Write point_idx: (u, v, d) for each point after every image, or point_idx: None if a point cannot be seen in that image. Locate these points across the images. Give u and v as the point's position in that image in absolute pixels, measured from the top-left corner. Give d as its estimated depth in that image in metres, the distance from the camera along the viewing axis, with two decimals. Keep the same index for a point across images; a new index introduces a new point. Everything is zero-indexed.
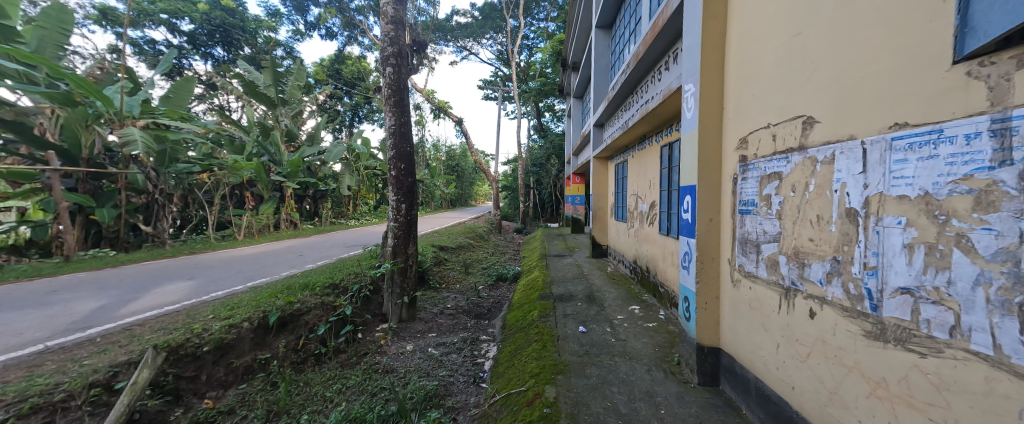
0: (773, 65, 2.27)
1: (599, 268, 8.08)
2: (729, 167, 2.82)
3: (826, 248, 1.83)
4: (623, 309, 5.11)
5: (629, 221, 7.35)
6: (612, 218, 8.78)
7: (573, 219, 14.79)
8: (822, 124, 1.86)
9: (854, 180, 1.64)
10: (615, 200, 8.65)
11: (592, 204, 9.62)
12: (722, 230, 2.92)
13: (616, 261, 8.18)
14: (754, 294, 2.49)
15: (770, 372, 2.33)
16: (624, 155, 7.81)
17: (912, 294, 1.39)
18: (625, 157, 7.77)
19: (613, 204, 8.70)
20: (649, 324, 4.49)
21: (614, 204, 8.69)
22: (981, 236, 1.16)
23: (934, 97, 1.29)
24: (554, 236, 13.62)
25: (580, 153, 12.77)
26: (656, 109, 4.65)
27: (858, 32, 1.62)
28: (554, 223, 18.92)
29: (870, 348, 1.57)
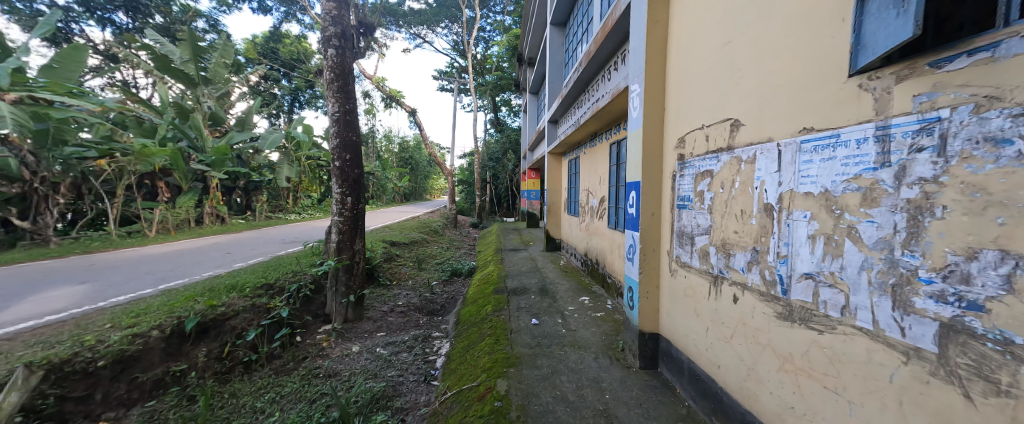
0: (706, 72, 2.45)
1: (552, 261, 8.29)
2: (669, 164, 3.00)
3: (747, 239, 2.02)
4: (574, 300, 5.29)
5: (580, 216, 7.60)
6: (565, 213, 9.03)
7: (528, 213, 14.98)
8: (746, 127, 2.04)
9: (771, 178, 1.82)
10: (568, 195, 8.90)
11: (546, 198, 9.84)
12: (663, 223, 3.11)
13: (568, 254, 8.44)
14: (689, 282, 2.69)
15: (701, 353, 2.53)
16: (577, 151, 8.04)
17: (814, 279, 1.57)
18: (577, 153, 8.00)
19: (566, 199, 8.95)
20: (597, 313, 4.70)
21: (567, 199, 8.94)
22: (865, 227, 1.33)
23: (834, 106, 1.45)
24: (510, 230, 13.69)
25: (535, 149, 12.94)
26: (606, 108, 4.82)
27: (775, 45, 1.79)
28: (510, 218, 19.08)
29: (780, 327, 1.76)
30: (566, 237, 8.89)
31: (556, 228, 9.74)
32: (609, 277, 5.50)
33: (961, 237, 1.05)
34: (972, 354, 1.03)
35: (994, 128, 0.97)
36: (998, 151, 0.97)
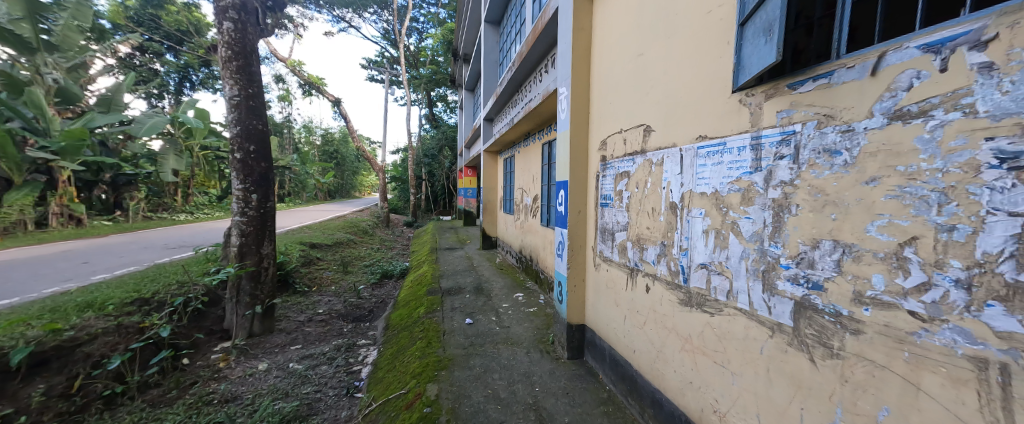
0: (623, 80, 2.65)
1: (488, 259, 8.29)
2: (593, 165, 3.18)
3: (657, 234, 2.22)
4: (508, 297, 5.35)
5: (515, 214, 7.73)
6: (501, 211, 9.11)
7: (465, 212, 14.79)
8: (656, 133, 2.24)
9: (675, 179, 2.03)
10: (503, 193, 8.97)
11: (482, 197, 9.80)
12: (588, 220, 3.29)
13: (504, 251, 8.53)
14: (610, 275, 2.88)
15: (619, 340, 2.74)
16: (512, 150, 8.13)
17: (706, 267, 1.79)
18: (512, 152, 8.12)
19: (502, 197, 9.03)
20: (530, 309, 4.80)
21: (502, 198, 9.02)
22: (744, 223, 1.53)
23: (723, 117, 1.66)
24: (446, 229, 13.37)
25: (471, 147, 12.82)
26: (538, 109, 4.93)
27: (678, 60, 1.99)
28: (447, 217, 18.64)
29: (682, 312, 1.97)
30: (502, 235, 8.96)
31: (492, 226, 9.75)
32: (542, 272, 5.66)
33: (807, 230, 1.25)
34: (815, 326, 1.24)
35: (830, 141, 1.17)
36: (831, 159, 1.17)
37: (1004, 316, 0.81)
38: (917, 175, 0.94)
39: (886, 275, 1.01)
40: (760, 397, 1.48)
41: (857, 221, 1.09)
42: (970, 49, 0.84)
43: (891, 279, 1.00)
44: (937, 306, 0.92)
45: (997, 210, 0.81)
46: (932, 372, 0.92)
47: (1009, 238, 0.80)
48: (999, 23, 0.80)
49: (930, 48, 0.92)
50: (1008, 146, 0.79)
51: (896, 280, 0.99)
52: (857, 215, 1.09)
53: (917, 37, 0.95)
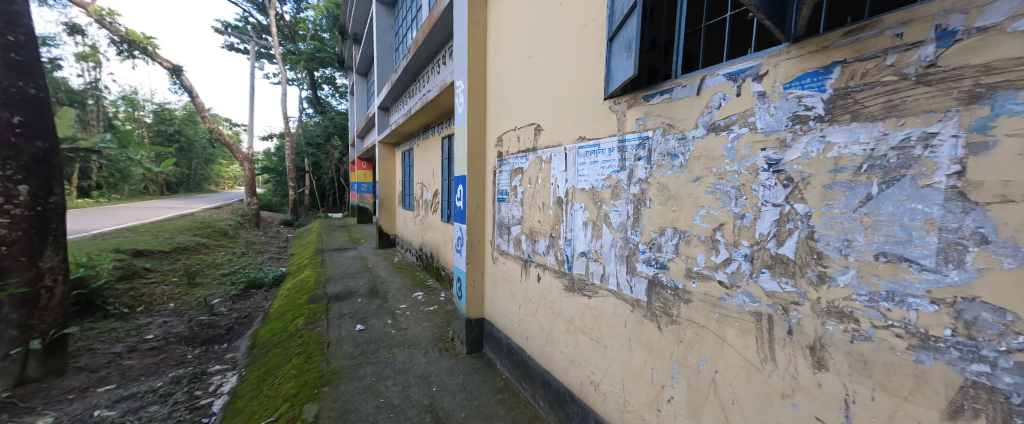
0: (516, 79, 2.74)
1: (384, 259, 7.72)
2: (490, 160, 3.23)
3: (546, 227, 2.38)
4: (407, 297, 5.08)
5: (414, 210, 7.39)
6: (399, 207, 8.59)
7: (359, 208, 13.46)
8: (544, 132, 2.39)
9: (561, 175, 2.20)
10: (402, 188, 8.45)
11: (377, 191, 9.04)
12: (486, 214, 3.34)
13: (403, 250, 8.08)
14: (506, 267, 2.98)
15: (515, 329, 2.87)
16: (410, 143, 7.69)
17: (586, 255, 1.99)
18: (410, 145, 7.71)
19: (400, 192, 8.52)
20: (430, 308, 4.64)
21: (401, 193, 8.52)
22: (614, 215, 1.75)
23: (597, 121, 1.86)
24: (336, 228, 12.00)
25: (365, 137, 11.70)
26: (435, 101, 4.76)
27: (561, 65, 2.15)
28: (336, 214, 16.71)
29: (566, 297, 2.17)
30: (401, 232, 8.43)
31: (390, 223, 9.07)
32: (443, 269, 5.52)
33: (657, 220, 1.50)
34: (662, 299, 1.50)
35: (672, 146, 1.41)
36: (672, 161, 1.41)
37: (771, 280, 1.08)
38: (723, 176, 1.20)
39: (706, 255, 1.28)
40: (624, 364, 1.72)
41: (688, 212, 1.34)
42: (753, 80, 1.11)
43: (708, 257, 1.27)
44: (734, 275, 1.18)
45: (768, 203, 1.07)
46: (732, 326, 1.19)
47: (773, 223, 1.06)
48: (768, 63, 1.07)
49: (732, 77, 1.17)
50: (774, 155, 1.05)
51: (711, 257, 1.26)
52: (689, 208, 1.34)
53: (724, 67, 1.20)
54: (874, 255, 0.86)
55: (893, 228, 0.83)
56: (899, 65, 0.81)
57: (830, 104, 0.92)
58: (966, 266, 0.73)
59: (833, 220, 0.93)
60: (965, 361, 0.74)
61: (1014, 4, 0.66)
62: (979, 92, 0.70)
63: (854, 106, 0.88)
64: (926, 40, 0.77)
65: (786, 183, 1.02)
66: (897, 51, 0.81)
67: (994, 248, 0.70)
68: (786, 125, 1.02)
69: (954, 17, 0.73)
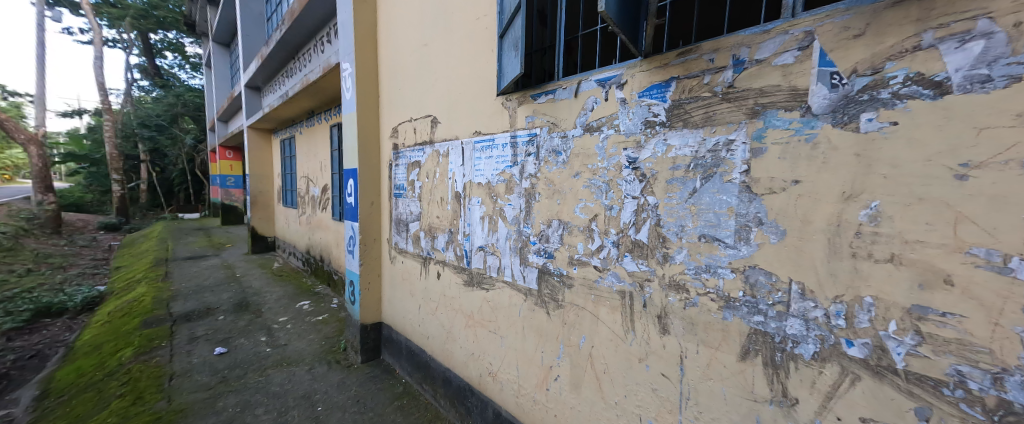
0: (410, 68, 2.60)
1: (260, 265, 6.54)
2: (385, 153, 3.00)
3: (445, 222, 2.33)
4: (289, 308, 4.39)
5: (299, 208, 6.44)
6: (279, 205, 7.37)
7: (224, 206, 11.06)
8: (441, 125, 2.31)
9: (458, 170, 2.17)
10: (282, 183, 7.25)
11: (248, 187, 7.57)
12: (382, 211, 3.09)
13: (285, 254, 6.98)
14: (405, 267, 2.82)
15: (414, 330, 2.75)
16: (291, 130, 6.64)
17: (484, 249, 2.01)
18: (291, 133, 6.66)
19: (280, 187, 7.32)
20: (318, 317, 4.10)
21: (280, 188, 7.32)
22: (508, 209, 1.81)
23: (491, 117, 1.88)
24: (192, 232, 9.70)
25: (230, 121, 9.67)
26: (318, 84, 4.19)
27: (457, 56, 2.11)
28: (192, 214, 13.52)
29: (466, 292, 2.16)
30: (284, 234, 7.25)
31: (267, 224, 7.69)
32: (336, 273, 4.94)
33: (544, 213, 1.60)
34: (549, 286, 1.61)
35: (555, 144, 1.52)
36: (556, 158, 1.52)
37: (631, 262, 1.25)
38: (596, 171, 1.34)
39: (584, 243, 1.42)
40: (519, 351, 1.80)
41: (570, 204, 1.46)
42: (617, 88, 1.26)
43: (586, 245, 1.41)
44: (605, 260, 1.33)
45: (629, 195, 1.24)
46: (604, 305, 1.35)
47: (632, 213, 1.23)
48: (627, 73, 1.23)
49: (601, 83, 1.31)
50: (632, 154, 1.22)
51: (588, 245, 1.40)
52: (570, 201, 1.46)
53: (595, 73, 1.34)
54: (698, 236, 1.07)
55: (709, 215, 1.04)
56: (712, 84, 1.02)
57: (669, 112, 1.11)
58: (751, 241, 0.96)
59: (672, 209, 1.12)
60: (750, 314, 0.97)
61: (775, 44, 0.90)
62: (758, 109, 0.93)
63: (685, 115, 1.07)
64: (727, 66, 0.99)
65: (641, 178, 1.19)
66: (709, 73, 1.02)
67: (766, 227, 0.93)
68: (640, 128, 1.19)
69: (742, 50, 0.96)
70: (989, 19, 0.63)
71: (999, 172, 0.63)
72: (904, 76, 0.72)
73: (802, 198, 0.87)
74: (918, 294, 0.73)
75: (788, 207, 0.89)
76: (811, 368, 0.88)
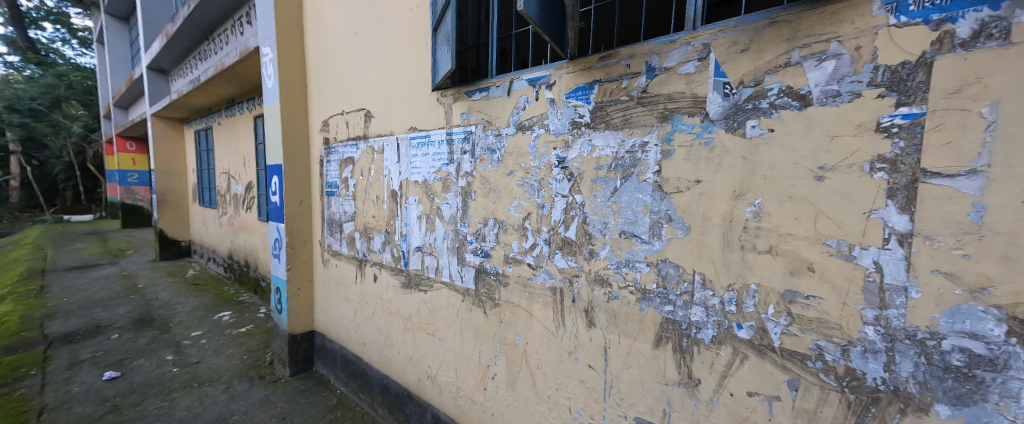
0: (341, 56, 2.40)
1: (170, 273, 5.70)
2: (315, 148, 2.76)
3: (381, 222, 2.20)
4: (203, 320, 3.87)
5: (217, 208, 5.70)
6: (194, 204, 6.48)
7: (125, 206, 9.46)
8: (375, 119, 2.17)
9: (393, 167, 2.06)
10: (197, 179, 6.37)
11: (153, 183, 6.54)
12: (313, 211, 2.84)
13: (202, 260, 6.15)
14: (339, 270, 2.63)
15: (350, 337, 2.57)
16: (207, 120, 5.86)
17: (421, 250, 1.93)
18: (206, 123, 5.87)
19: (195, 184, 6.43)
20: (241, 329, 3.66)
21: (195, 185, 6.43)
22: (445, 208, 1.76)
23: (427, 113, 1.81)
24: (80, 237, 8.18)
25: (130, 107, 8.29)
26: (235, 69, 3.73)
27: (391, 46, 1.99)
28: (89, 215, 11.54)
29: (403, 295, 2.07)
30: (200, 236, 6.39)
31: (179, 227, 6.72)
32: (262, 280, 4.46)
33: (481, 211, 1.58)
34: (486, 286, 1.59)
35: (490, 142, 1.50)
36: (491, 156, 1.51)
37: (561, 259, 1.28)
38: (529, 170, 1.36)
39: (519, 241, 1.43)
40: (457, 352, 1.77)
41: (505, 203, 1.46)
42: (546, 88, 1.28)
43: (520, 243, 1.42)
44: (538, 258, 1.36)
45: (559, 194, 1.27)
46: (538, 302, 1.37)
47: (562, 211, 1.26)
48: (555, 74, 1.26)
49: (531, 83, 1.33)
50: (561, 153, 1.25)
51: (521, 243, 1.41)
52: (505, 199, 1.46)
53: (526, 72, 1.35)
54: (619, 233, 1.12)
55: (628, 212, 1.10)
56: (629, 89, 1.07)
57: (593, 114, 1.15)
58: (662, 237, 1.04)
59: (597, 208, 1.17)
60: (662, 304, 1.05)
61: (680, 54, 0.97)
62: (667, 114, 1.00)
63: (606, 117, 1.12)
64: (641, 72, 1.05)
65: (569, 177, 1.23)
66: (627, 77, 1.08)
67: (674, 224, 1.01)
68: (568, 128, 1.22)
69: (653, 57, 1.02)
70: (838, 42, 0.75)
71: (846, 174, 0.75)
72: (778, 88, 0.83)
73: (703, 196, 0.96)
74: (790, 280, 0.85)
75: (692, 204, 0.98)
76: (711, 350, 0.98)
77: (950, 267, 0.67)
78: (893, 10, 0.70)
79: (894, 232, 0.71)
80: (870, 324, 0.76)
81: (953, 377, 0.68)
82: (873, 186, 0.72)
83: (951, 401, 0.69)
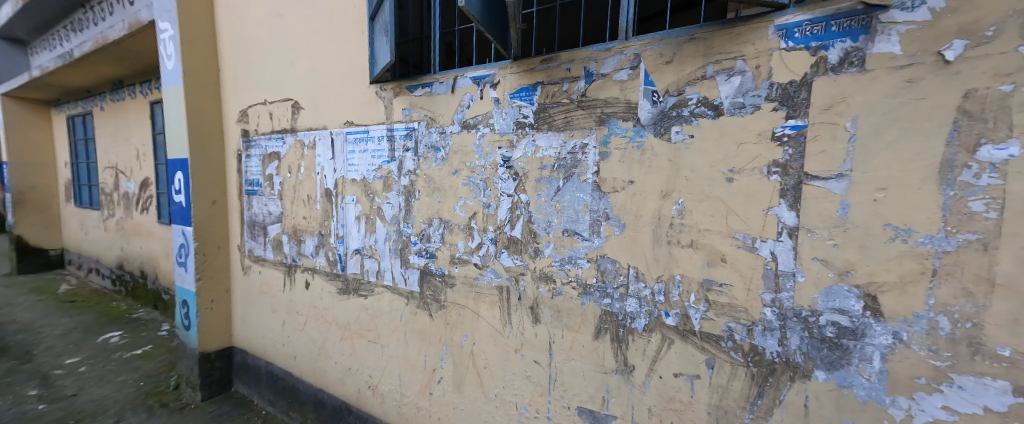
0: (262, 39, 2.15)
1: (33, 290, 4.63)
2: (231, 141, 2.43)
3: (314, 224, 2.02)
4: (83, 344, 3.22)
5: (101, 209, 4.78)
6: (69, 205, 5.35)
7: None
8: (305, 111, 1.99)
9: (327, 164, 1.90)
10: (72, 175, 5.26)
11: (5, 179, 5.25)
12: (229, 212, 2.51)
13: (81, 272, 5.11)
14: (263, 278, 2.36)
15: (277, 350, 2.33)
16: (85, 104, 4.86)
17: (360, 253, 1.81)
18: (84, 108, 4.87)
19: (69, 181, 5.31)
20: (136, 351, 3.11)
21: (70, 182, 5.30)
22: (387, 208, 1.67)
23: (365, 106, 1.70)
24: None
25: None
26: (123, 44, 3.15)
27: (322, 33, 1.83)
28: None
29: (339, 301, 1.93)
30: (78, 244, 5.29)
31: (47, 233, 5.50)
32: (166, 292, 3.84)
33: (425, 211, 1.53)
34: (431, 287, 1.55)
35: (434, 139, 1.46)
36: (435, 154, 1.47)
37: (507, 258, 1.29)
38: (475, 169, 1.35)
39: (465, 241, 1.41)
40: (401, 358, 1.70)
41: (450, 203, 1.44)
42: (490, 87, 1.28)
43: (466, 243, 1.40)
44: (484, 257, 1.35)
45: (504, 193, 1.28)
46: (485, 301, 1.37)
47: (507, 210, 1.28)
48: (499, 73, 1.26)
49: (476, 81, 1.32)
50: (506, 153, 1.26)
51: (468, 243, 1.40)
52: (451, 199, 1.43)
53: (470, 70, 1.33)
54: (562, 231, 1.17)
55: (571, 211, 1.15)
56: (569, 92, 1.12)
57: (536, 115, 1.18)
58: (602, 234, 1.10)
59: (541, 207, 1.21)
60: (601, 297, 1.11)
61: (615, 61, 1.04)
62: (604, 118, 1.06)
63: (549, 119, 1.16)
64: (581, 76, 1.10)
65: (515, 177, 1.25)
66: (568, 81, 1.12)
67: (612, 222, 1.08)
68: (512, 129, 1.24)
69: (591, 63, 1.08)
70: (743, 61, 0.87)
71: (750, 177, 0.87)
72: (697, 99, 0.93)
73: (636, 195, 1.03)
74: (707, 270, 0.95)
75: (626, 204, 1.05)
76: (643, 338, 1.06)
77: (825, 254, 0.80)
78: (783, 36, 0.82)
79: (786, 227, 0.84)
80: (769, 305, 0.88)
81: (827, 347, 0.82)
82: (770, 187, 0.84)
83: (826, 366, 0.83)
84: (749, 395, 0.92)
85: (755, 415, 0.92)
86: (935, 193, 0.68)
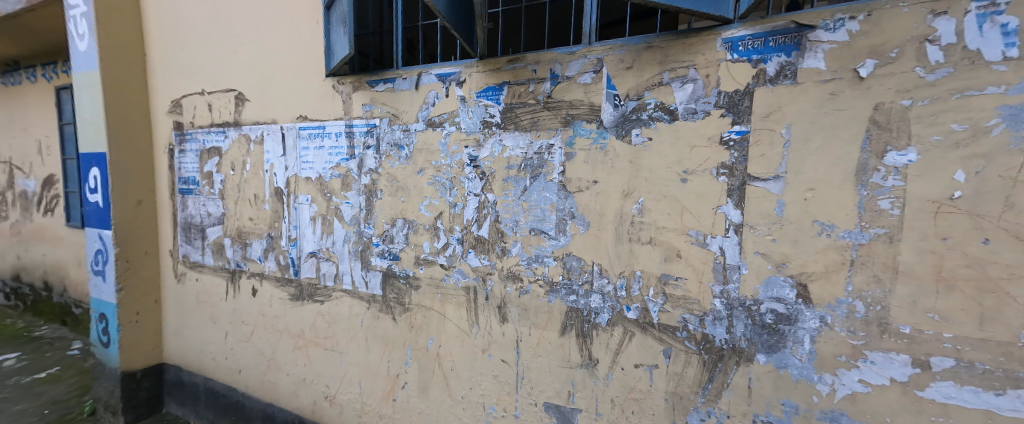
0: (198, 23, 1.95)
1: None
2: (160, 134, 2.18)
3: (262, 226, 1.87)
4: None
5: None
6: None
7: None
8: (251, 104, 1.83)
9: (277, 161, 1.77)
10: None
11: None
12: (159, 213, 2.25)
13: None
14: (201, 286, 2.14)
15: (218, 364, 2.12)
16: None
17: (316, 256, 1.71)
18: None
19: None
20: (38, 374, 2.68)
21: None
22: (346, 208, 1.59)
23: (320, 100, 1.60)
24: None
25: None
26: (19, 18, 2.70)
27: (271, 19, 1.70)
28: None
29: (292, 308, 1.80)
30: None
31: None
32: (79, 305, 3.36)
33: (388, 211, 1.47)
34: (394, 290, 1.49)
35: (397, 137, 1.41)
36: (399, 152, 1.42)
37: (474, 258, 1.28)
38: (440, 168, 1.32)
39: (430, 242, 1.38)
40: (361, 365, 1.62)
41: (414, 202, 1.40)
42: (456, 85, 1.26)
43: (432, 243, 1.37)
44: (450, 258, 1.33)
45: (471, 193, 1.27)
46: (451, 303, 1.35)
47: (474, 210, 1.27)
48: (465, 71, 1.25)
49: (441, 78, 1.29)
50: (473, 152, 1.25)
51: (433, 243, 1.37)
52: (415, 198, 1.39)
53: (435, 67, 1.30)
54: (528, 230, 1.18)
55: (537, 210, 1.16)
56: (535, 93, 1.13)
57: (503, 115, 1.19)
58: (567, 232, 1.12)
59: (508, 206, 1.21)
60: (567, 294, 1.14)
61: (579, 65, 1.07)
62: (569, 119, 1.09)
63: (515, 118, 1.17)
64: (546, 78, 1.12)
65: (481, 176, 1.24)
66: (533, 82, 1.14)
67: (577, 221, 1.11)
68: (479, 128, 1.23)
69: (556, 66, 1.10)
70: (695, 69, 0.93)
71: (701, 178, 0.93)
72: (655, 103, 0.98)
73: (599, 195, 1.07)
74: (665, 265, 1.01)
75: (590, 203, 1.08)
76: (606, 332, 1.10)
77: (764, 248, 0.89)
78: (728, 48, 0.89)
79: (732, 224, 0.91)
80: (718, 296, 0.95)
81: (767, 332, 0.91)
82: (719, 187, 0.91)
83: (766, 350, 0.91)
84: (701, 380, 0.99)
85: (707, 399, 0.99)
86: (853, 193, 0.78)
